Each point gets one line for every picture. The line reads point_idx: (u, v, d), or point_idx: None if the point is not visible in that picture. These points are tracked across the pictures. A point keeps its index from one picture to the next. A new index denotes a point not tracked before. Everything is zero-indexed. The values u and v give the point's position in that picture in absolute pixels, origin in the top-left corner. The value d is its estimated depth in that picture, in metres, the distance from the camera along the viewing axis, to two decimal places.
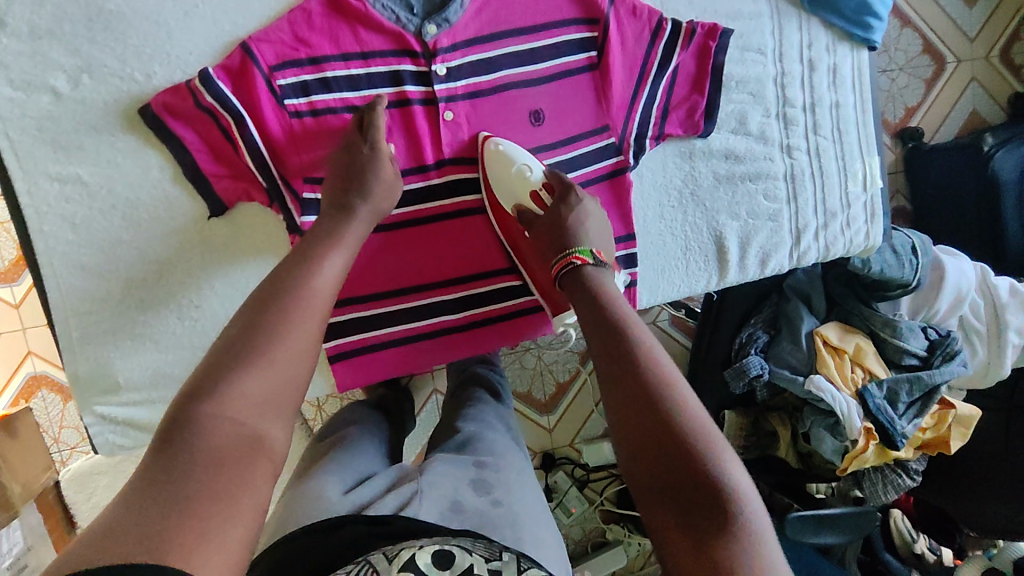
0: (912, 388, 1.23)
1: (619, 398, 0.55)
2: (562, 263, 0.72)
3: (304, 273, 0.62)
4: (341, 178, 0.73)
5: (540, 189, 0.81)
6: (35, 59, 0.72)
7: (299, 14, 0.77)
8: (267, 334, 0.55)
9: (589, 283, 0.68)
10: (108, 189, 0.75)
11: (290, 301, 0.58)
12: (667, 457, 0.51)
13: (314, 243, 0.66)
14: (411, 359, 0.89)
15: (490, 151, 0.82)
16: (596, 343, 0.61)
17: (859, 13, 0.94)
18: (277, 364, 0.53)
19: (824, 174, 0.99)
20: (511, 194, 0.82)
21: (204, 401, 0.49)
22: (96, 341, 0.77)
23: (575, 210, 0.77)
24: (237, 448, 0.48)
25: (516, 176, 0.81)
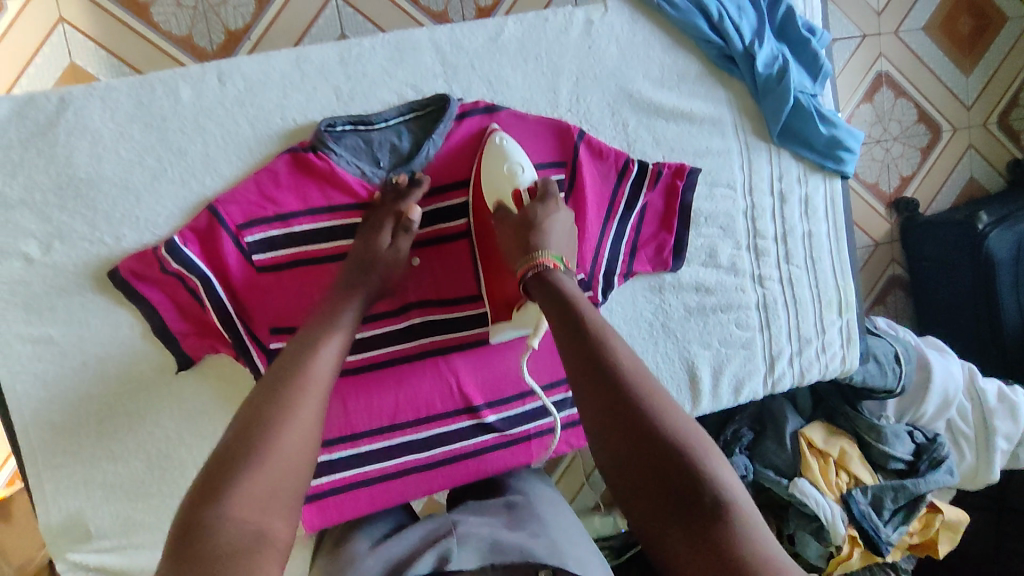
0: (897, 495, 1.21)
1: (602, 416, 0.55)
2: (527, 268, 0.67)
3: (302, 360, 0.64)
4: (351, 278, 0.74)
5: (522, 189, 0.76)
6: (7, 228, 0.74)
7: (265, 174, 0.78)
8: (268, 427, 0.57)
9: (554, 284, 0.66)
10: (78, 346, 0.77)
11: (292, 383, 0.61)
12: (662, 473, 0.52)
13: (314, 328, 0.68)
14: (382, 497, 0.87)
15: (491, 146, 0.80)
16: (570, 355, 0.60)
17: (830, 147, 0.94)
18: (278, 454, 0.55)
19: (797, 303, 0.98)
20: (496, 187, 0.78)
21: (209, 507, 0.50)
22: (66, 493, 0.79)
23: (545, 214, 0.73)
24: (244, 547, 0.49)
25: (505, 173, 0.77)
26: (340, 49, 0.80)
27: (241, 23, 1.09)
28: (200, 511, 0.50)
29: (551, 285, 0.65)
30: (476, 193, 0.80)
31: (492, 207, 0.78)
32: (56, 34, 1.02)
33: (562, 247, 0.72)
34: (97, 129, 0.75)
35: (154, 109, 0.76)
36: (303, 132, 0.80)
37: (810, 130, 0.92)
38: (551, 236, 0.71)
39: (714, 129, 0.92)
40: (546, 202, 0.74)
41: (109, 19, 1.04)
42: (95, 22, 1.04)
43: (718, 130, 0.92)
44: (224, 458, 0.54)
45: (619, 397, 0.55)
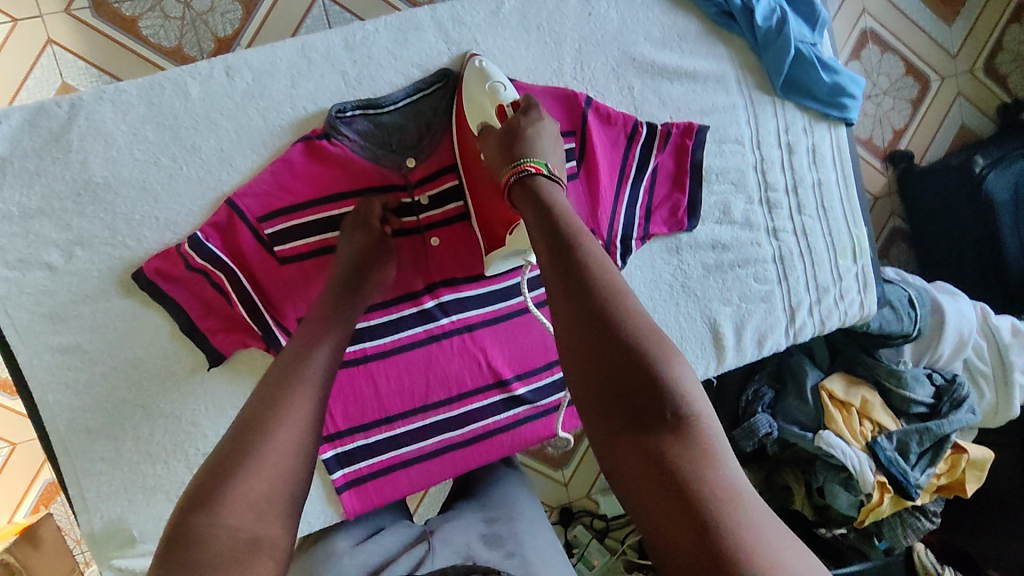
0: (922, 438, 1.22)
1: (573, 326, 0.53)
2: (512, 172, 0.66)
3: (298, 363, 0.64)
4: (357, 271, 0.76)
5: (506, 105, 0.76)
6: (28, 238, 0.74)
7: (280, 164, 0.78)
8: (262, 433, 0.56)
9: (539, 196, 0.64)
10: (109, 352, 0.77)
11: (288, 385, 0.61)
12: (631, 392, 0.50)
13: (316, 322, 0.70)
14: (422, 478, 0.88)
15: (472, 69, 0.81)
16: (551, 264, 0.58)
17: (833, 95, 0.95)
18: (272, 459, 0.55)
19: (813, 252, 0.99)
20: (480, 108, 0.78)
21: (200, 515, 0.50)
22: (107, 499, 0.79)
23: (531, 122, 0.73)
24: (238, 556, 0.50)
25: (489, 92, 0.78)
26: (345, 35, 0.81)
27: (231, 29, 1.08)
28: (190, 520, 0.50)
29: (534, 195, 0.64)
30: (462, 120, 0.80)
31: (476, 129, 0.78)
32: (45, 56, 1.02)
33: (549, 154, 0.70)
34: (109, 132, 0.75)
35: (165, 108, 0.76)
36: (315, 120, 0.80)
37: (813, 80, 0.93)
38: (538, 145, 0.70)
39: (718, 86, 0.92)
40: (531, 112, 0.74)
41: (94, 34, 1.03)
42: (83, 40, 1.03)
43: (722, 87, 0.92)
44: (221, 463, 0.54)
45: (589, 297, 0.54)
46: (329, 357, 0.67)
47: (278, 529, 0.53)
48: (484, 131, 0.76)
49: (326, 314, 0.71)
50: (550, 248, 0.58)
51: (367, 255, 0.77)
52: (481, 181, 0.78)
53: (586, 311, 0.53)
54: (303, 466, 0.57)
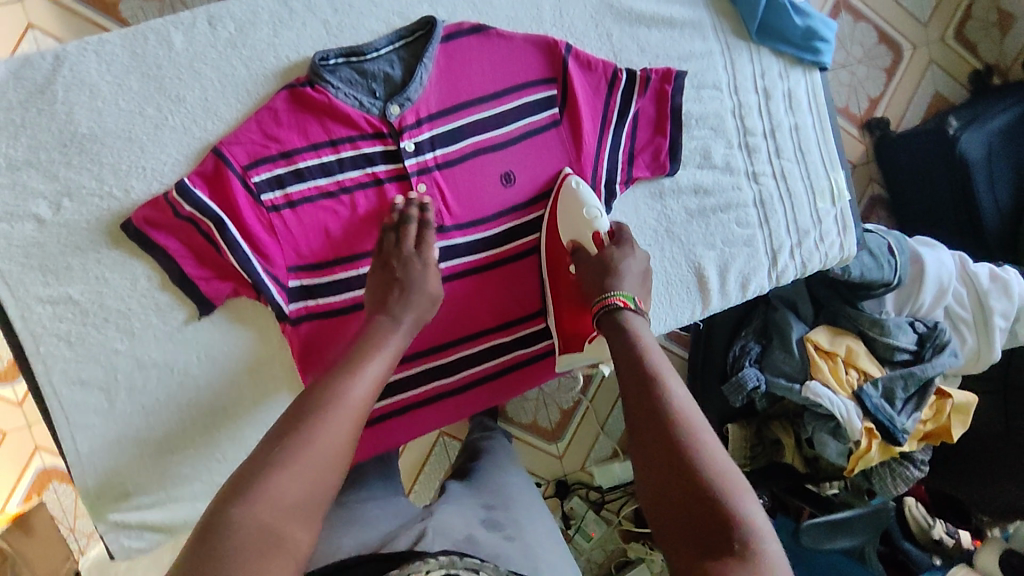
0: (907, 383, 1.25)
1: (652, 456, 0.59)
2: (601, 306, 0.76)
3: (340, 389, 0.66)
4: (383, 290, 0.78)
5: (602, 234, 0.84)
6: (16, 190, 0.74)
7: (265, 113, 0.79)
8: (300, 443, 0.59)
9: (625, 330, 0.73)
10: (100, 304, 0.77)
11: (330, 404, 0.63)
12: (700, 521, 0.54)
13: (362, 345, 0.72)
14: (414, 427, 0.92)
15: (568, 189, 0.87)
16: (632, 396, 0.65)
17: (807, 39, 0.97)
18: (310, 467, 0.58)
19: (792, 195, 1.02)
20: (574, 230, 0.86)
21: (231, 507, 0.53)
22: (103, 452, 0.79)
23: (623, 256, 0.82)
24: (263, 544, 0.51)
25: (586, 215, 0.85)
26: None
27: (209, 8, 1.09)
28: (224, 509, 0.53)
29: (620, 327, 0.73)
30: (553, 233, 0.89)
31: (568, 245, 0.86)
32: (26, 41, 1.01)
33: (635, 287, 0.79)
34: (94, 83, 0.75)
35: (149, 59, 0.77)
36: (299, 69, 0.82)
37: (785, 24, 0.95)
38: (626, 279, 0.79)
39: (694, 33, 0.94)
40: (625, 246, 0.83)
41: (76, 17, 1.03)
42: (61, 24, 1.02)
43: (698, 34, 0.94)
44: (257, 464, 0.57)
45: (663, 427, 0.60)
46: (374, 380, 0.69)
47: (304, 535, 0.54)
48: (579, 253, 0.84)
49: (363, 339, 0.73)
50: (633, 376, 0.66)
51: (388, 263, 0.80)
52: (561, 294, 0.89)
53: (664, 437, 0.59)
54: (332, 479, 0.59)
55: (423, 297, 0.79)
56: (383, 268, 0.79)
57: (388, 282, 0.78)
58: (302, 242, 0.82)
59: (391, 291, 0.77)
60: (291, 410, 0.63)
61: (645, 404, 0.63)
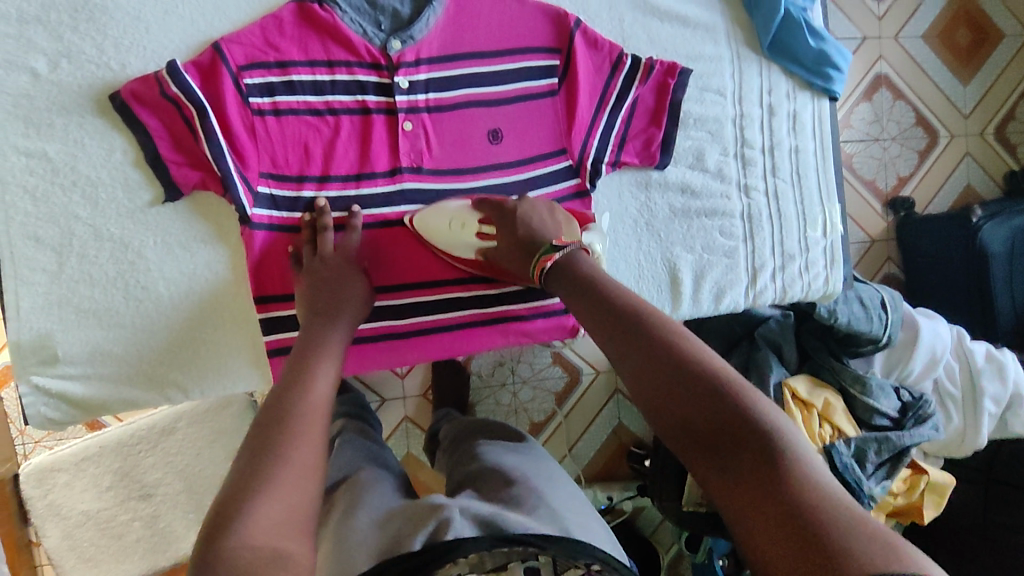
0: (880, 448, 1.18)
1: (639, 366, 0.64)
2: (537, 270, 0.79)
3: (303, 393, 0.70)
4: (313, 297, 0.81)
5: (481, 225, 0.86)
6: (19, 41, 0.77)
7: (271, 21, 0.82)
8: (272, 464, 0.61)
9: (579, 271, 0.76)
10: (71, 166, 0.79)
11: (292, 416, 0.66)
12: (696, 414, 0.59)
13: (307, 356, 0.75)
14: (356, 363, 0.90)
15: (421, 216, 0.86)
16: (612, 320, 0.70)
17: (818, 63, 0.97)
18: (287, 485, 0.60)
19: (783, 217, 1.00)
20: (461, 245, 0.86)
21: (223, 538, 0.54)
22: (40, 313, 0.79)
23: (519, 213, 0.84)
24: (267, 567, 0.53)
25: (454, 224, 0.86)
26: None
27: None
28: (218, 541, 0.54)
29: (574, 269, 0.77)
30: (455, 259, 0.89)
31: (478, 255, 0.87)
32: None
33: (551, 232, 0.82)
34: None
35: None
36: None
37: (798, 45, 0.96)
38: (541, 228, 0.82)
39: (706, 36, 0.95)
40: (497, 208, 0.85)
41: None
42: None
43: (710, 37, 0.95)
44: (238, 491, 0.58)
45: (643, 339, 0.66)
46: (326, 386, 0.72)
47: (298, 547, 0.56)
48: (491, 256, 0.87)
49: (308, 351, 0.76)
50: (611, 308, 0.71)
51: (320, 286, 0.81)
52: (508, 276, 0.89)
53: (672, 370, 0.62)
54: (307, 489, 0.61)
55: (352, 298, 0.83)
56: (309, 275, 0.82)
57: (318, 283, 0.81)
58: (279, 153, 0.83)
59: (322, 296, 0.81)
60: (251, 438, 0.64)
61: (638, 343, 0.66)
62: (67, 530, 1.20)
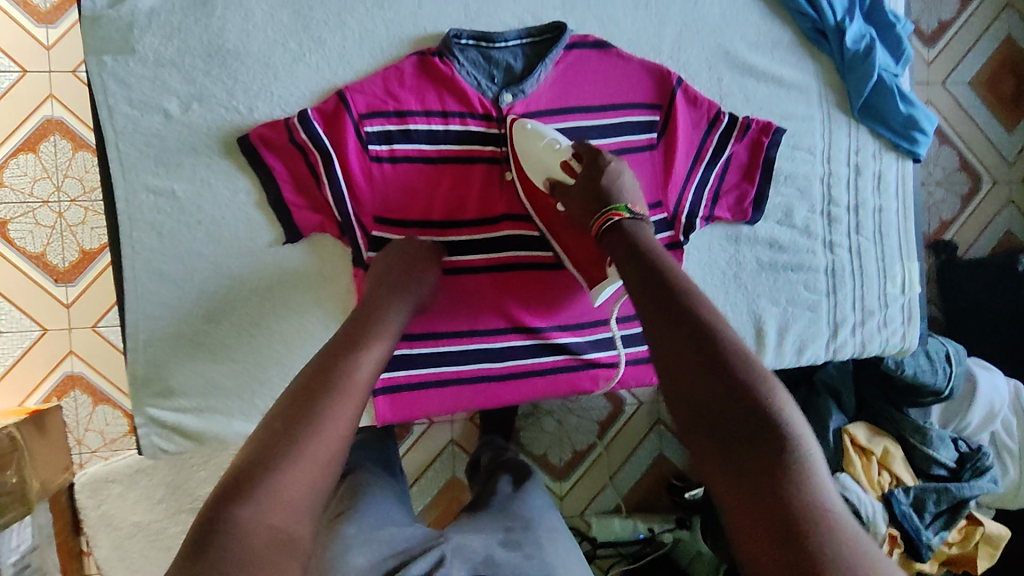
0: (940, 498, 1.20)
1: (671, 343, 0.62)
2: (599, 222, 0.77)
3: (347, 366, 0.63)
4: (392, 270, 0.79)
5: (570, 158, 0.82)
6: (155, 84, 0.79)
7: (392, 71, 0.85)
8: (302, 437, 0.55)
9: (630, 239, 0.74)
10: (197, 206, 0.81)
11: (334, 390, 0.60)
12: (718, 408, 0.56)
13: (362, 329, 0.69)
14: (447, 401, 0.90)
15: (521, 129, 0.86)
16: (646, 292, 0.67)
17: (906, 127, 1.00)
18: (315, 464, 0.54)
19: (864, 273, 1.02)
20: (543, 164, 0.84)
21: (237, 509, 0.49)
22: (160, 346, 0.81)
23: (607, 168, 0.81)
24: (273, 553, 0.49)
25: (546, 148, 0.84)
26: None
27: None
28: (230, 510, 0.49)
29: (629, 235, 0.74)
30: (528, 184, 0.87)
31: (544, 184, 0.84)
32: None
33: (629, 196, 0.79)
34: (250, 8, 0.81)
35: None
36: (431, 41, 0.87)
37: (889, 109, 0.99)
38: (623, 188, 0.79)
39: (800, 96, 0.98)
40: (595, 162, 0.81)
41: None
42: None
43: (803, 98, 0.98)
44: (262, 458, 0.53)
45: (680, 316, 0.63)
46: (373, 366, 0.66)
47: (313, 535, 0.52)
48: (558, 188, 0.83)
49: (361, 323, 0.70)
50: (648, 281, 0.68)
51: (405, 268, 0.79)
52: (561, 232, 0.86)
53: (721, 379, 0.57)
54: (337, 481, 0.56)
55: (421, 288, 0.80)
56: (387, 260, 0.80)
57: (393, 273, 0.78)
58: (388, 196, 0.85)
59: (396, 276, 0.78)
60: (286, 398, 0.59)
61: (676, 323, 0.62)
62: (119, 540, 1.21)
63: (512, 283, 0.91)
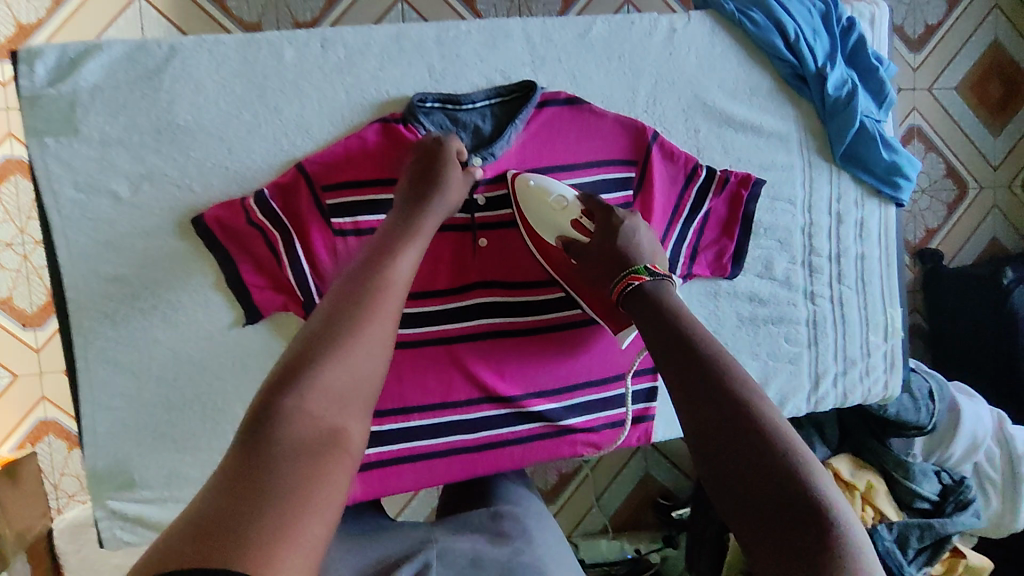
0: (923, 534, 1.18)
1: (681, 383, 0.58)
2: (620, 289, 0.72)
3: (383, 264, 0.63)
4: (417, 171, 0.76)
5: (581, 218, 0.82)
6: (101, 164, 0.75)
7: (354, 140, 0.80)
8: (343, 334, 0.55)
9: (644, 294, 0.70)
10: (153, 290, 0.78)
11: (375, 286, 0.60)
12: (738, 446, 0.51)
13: (397, 235, 0.68)
14: (422, 474, 0.88)
15: (524, 187, 0.83)
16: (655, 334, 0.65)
17: (889, 172, 0.97)
18: (357, 357, 0.54)
19: (846, 323, 1.00)
20: (552, 224, 0.82)
21: (283, 397, 0.49)
22: (119, 437, 0.79)
23: (623, 229, 0.79)
24: (321, 440, 0.48)
25: (556, 207, 0.82)
26: (438, 29, 0.83)
27: (310, 16, 1.07)
28: (275, 400, 0.49)
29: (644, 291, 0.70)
30: (534, 237, 0.85)
31: (556, 242, 0.83)
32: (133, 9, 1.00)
33: (646, 258, 0.77)
34: (200, 78, 0.77)
35: (258, 67, 0.78)
36: (395, 105, 0.83)
37: (871, 155, 0.96)
38: (641, 249, 0.77)
39: (780, 144, 0.95)
40: (613, 221, 0.80)
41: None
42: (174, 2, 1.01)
43: (783, 146, 0.95)
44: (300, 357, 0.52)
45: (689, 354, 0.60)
46: (409, 265, 0.65)
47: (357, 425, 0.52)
48: (574, 250, 0.81)
49: (397, 228, 0.69)
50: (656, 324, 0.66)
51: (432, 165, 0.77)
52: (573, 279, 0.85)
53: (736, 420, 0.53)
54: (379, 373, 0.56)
55: (461, 189, 0.77)
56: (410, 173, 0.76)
57: (421, 176, 0.75)
58: None
59: (423, 182, 0.75)
60: (324, 302, 0.58)
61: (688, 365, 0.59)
62: None
63: (486, 351, 0.88)
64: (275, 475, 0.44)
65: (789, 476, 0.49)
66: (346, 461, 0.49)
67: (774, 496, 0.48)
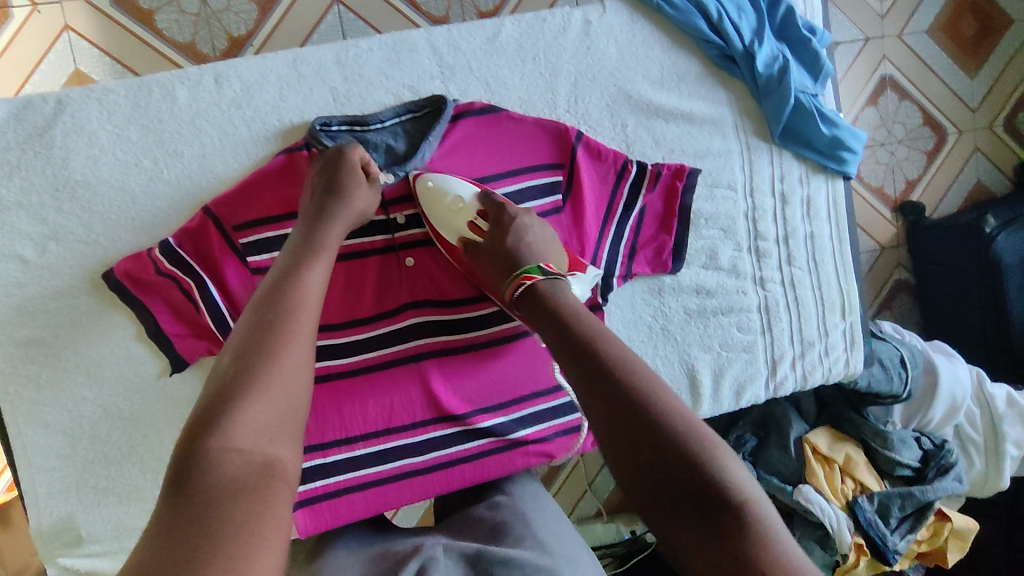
0: (904, 502, 1.16)
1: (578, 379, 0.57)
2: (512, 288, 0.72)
3: (291, 285, 0.61)
4: (323, 183, 0.74)
5: (476, 217, 0.80)
6: (4, 229, 0.74)
7: (260, 174, 0.77)
8: (258, 363, 0.54)
9: (545, 298, 0.68)
10: (72, 348, 0.77)
11: (286, 308, 0.59)
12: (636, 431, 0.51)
13: (301, 255, 0.66)
14: (374, 501, 0.85)
15: (424, 188, 0.80)
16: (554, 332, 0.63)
17: (832, 147, 0.93)
18: (278, 385, 0.53)
19: (800, 306, 0.97)
20: (451, 226, 0.80)
21: (208, 439, 0.48)
22: (60, 497, 0.78)
23: (514, 227, 0.78)
24: (255, 476, 0.47)
25: (453, 207, 0.79)
26: (337, 51, 0.81)
27: (244, 29, 1.02)
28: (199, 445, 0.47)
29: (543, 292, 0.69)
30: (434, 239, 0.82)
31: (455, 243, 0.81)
32: (61, 42, 0.96)
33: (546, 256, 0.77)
34: (94, 130, 0.75)
35: (151, 111, 0.77)
36: (298, 133, 0.80)
37: (811, 131, 0.92)
38: (534, 247, 0.77)
39: (714, 130, 0.91)
40: (502, 221, 0.79)
41: (114, 23, 0.97)
42: (100, 28, 0.97)
43: (717, 131, 0.91)
44: (219, 396, 0.51)
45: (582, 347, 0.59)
46: (321, 280, 0.64)
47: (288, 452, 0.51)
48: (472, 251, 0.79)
49: (304, 246, 0.67)
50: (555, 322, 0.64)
51: (334, 175, 0.74)
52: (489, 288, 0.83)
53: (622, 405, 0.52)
54: (302, 395, 0.55)
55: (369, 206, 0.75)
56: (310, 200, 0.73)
57: (320, 191, 0.73)
58: None
59: (324, 197, 0.72)
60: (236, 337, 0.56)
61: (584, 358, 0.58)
62: None
63: (427, 373, 0.86)
64: (223, 517, 0.43)
65: (689, 467, 0.48)
66: (285, 488, 0.48)
67: (673, 476, 0.48)
